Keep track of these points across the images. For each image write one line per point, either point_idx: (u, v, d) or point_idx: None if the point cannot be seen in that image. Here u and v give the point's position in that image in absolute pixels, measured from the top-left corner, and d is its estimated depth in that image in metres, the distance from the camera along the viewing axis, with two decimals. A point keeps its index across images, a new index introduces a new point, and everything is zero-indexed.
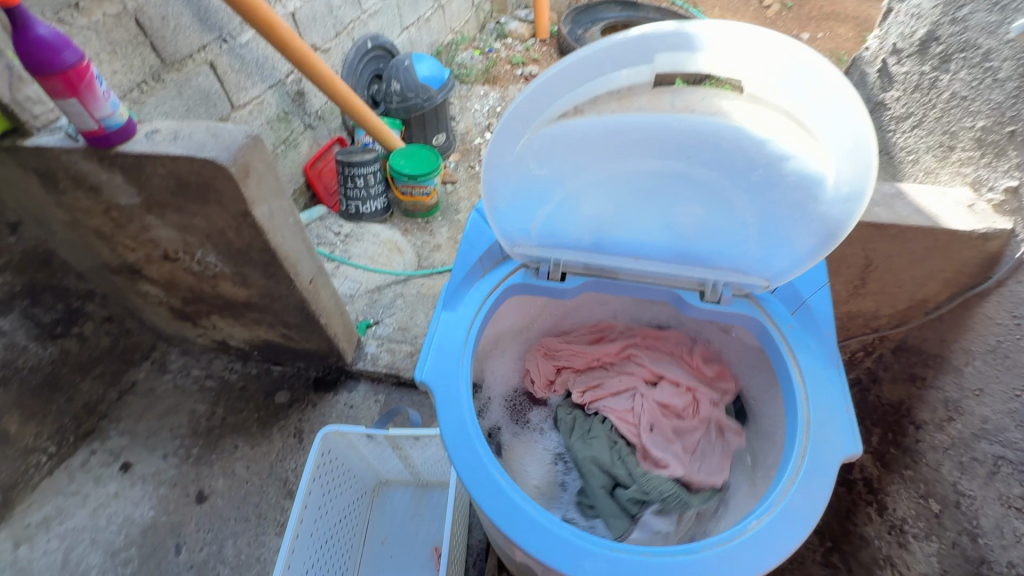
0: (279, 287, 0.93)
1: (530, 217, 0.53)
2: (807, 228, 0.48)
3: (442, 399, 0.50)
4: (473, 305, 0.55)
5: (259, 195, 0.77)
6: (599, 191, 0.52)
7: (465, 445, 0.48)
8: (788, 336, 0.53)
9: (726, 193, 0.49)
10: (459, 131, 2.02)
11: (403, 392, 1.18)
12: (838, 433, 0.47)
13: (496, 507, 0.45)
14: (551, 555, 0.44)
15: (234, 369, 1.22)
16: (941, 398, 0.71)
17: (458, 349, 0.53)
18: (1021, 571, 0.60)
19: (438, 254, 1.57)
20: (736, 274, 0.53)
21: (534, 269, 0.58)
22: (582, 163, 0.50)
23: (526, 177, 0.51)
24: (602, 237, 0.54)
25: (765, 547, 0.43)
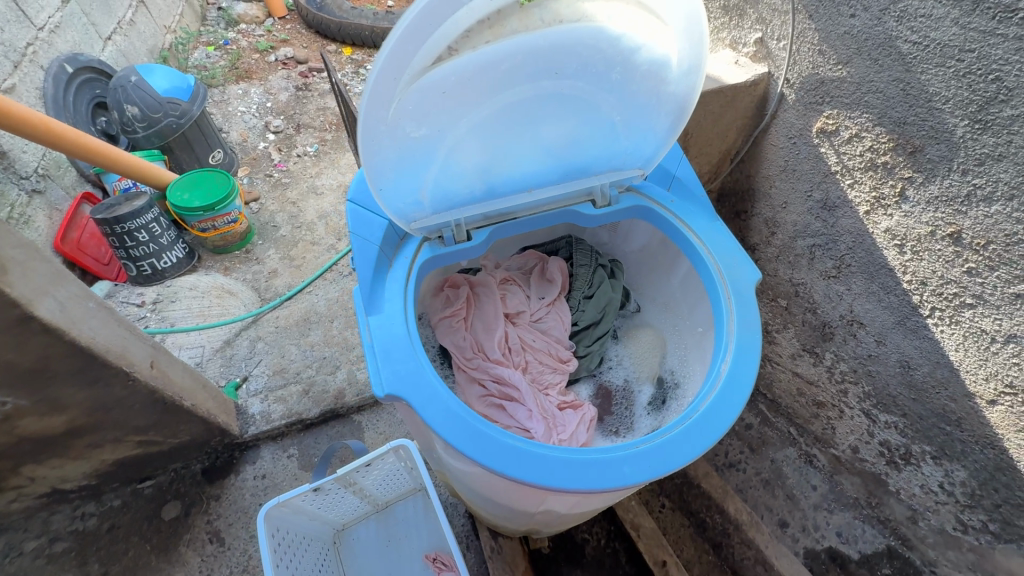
0: (113, 390, 0.73)
1: (420, 185, 0.52)
2: (662, 111, 0.53)
3: (419, 400, 0.45)
4: (397, 297, 0.51)
5: (32, 290, 0.58)
6: (479, 134, 0.51)
7: (465, 429, 0.44)
8: (674, 210, 0.60)
9: (594, 98, 0.52)
10: (234, 141, 1.75)
11: (315, 433, 1.06)
12: (742, 267, 0.55)
13: (529, 468, 0.43)
14: (594, 480, 0.43)
15: (86, 513, 0.96)
16: (762, 220, 0.89)
17: (407, 344, 0.48)
18: (850, 319, 0.80)
19: (278, 280, 1.39)
20: (615, 172, 0.59)
21: (439, 238, 0.56)
22: (458, 110, 0.48)
23: (404, 142, 0.47)
24: (491, 180, 0.55)
25: (739, 377, 0.49)
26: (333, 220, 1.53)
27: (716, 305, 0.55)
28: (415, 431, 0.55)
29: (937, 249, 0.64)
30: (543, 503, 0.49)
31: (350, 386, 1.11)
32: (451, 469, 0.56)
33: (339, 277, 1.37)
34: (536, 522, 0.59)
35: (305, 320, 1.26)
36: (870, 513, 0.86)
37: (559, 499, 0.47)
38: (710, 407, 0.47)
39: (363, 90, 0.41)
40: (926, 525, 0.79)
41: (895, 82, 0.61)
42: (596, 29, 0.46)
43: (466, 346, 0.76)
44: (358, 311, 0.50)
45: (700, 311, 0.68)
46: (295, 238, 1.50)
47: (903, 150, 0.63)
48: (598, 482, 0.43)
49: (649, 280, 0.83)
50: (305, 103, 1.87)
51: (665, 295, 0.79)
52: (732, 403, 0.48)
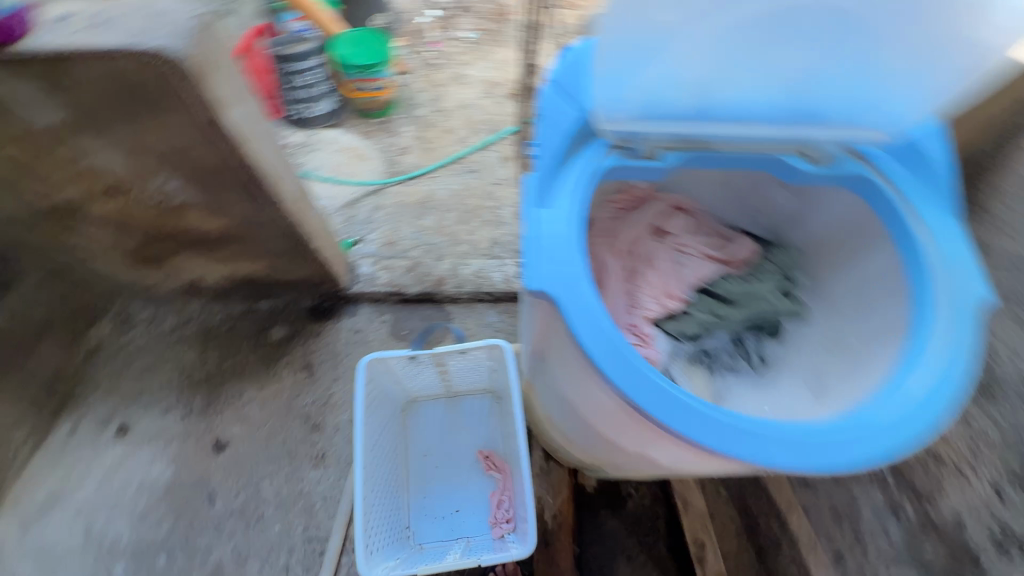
0: (263, 212, 0.80)
1: (638, 83, 0.56)
2: (943, 70, 0.54)
3: (573, 309, 0.47)
4: (571, 200, 0.53)
5: (228, 95, 0.62)
6: (715, 44, 0.53)
7: (605, 343, 0.47)
8: (906, 193, 0.62)
9: (848, 31, 0.53)
10: (398, 9, 1.74)
11: (409, 308, 1.12)
12: (973, 284, 0.55)
13: (655, 404, 0.45)
14: (722, 441, 0.45)
15: (213, 311, 1.10)
16: None
17: (572, 248, 0.50)
18: None
19: (408, 157, 1.41)
20: (832, 130, 0.62)
21: (626, 146, 0.62)
22: (710, 11, 0.50)
23: (646, 33, 0.52)
24: (707, 98, 0.58)
25: (910, 426, 0.49)
26: (472, 113, 1.51)
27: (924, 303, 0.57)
28: (531, 328, 0.59)
29: None
30: (644, 447, 0.52)
31: (451, 277, 1.14)
32: (553, 378, 0.58)
33: (463, 171, 1.37)
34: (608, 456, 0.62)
35: (424, 203, 1.30)
36: None
37: (669, 449, 0.49)
38: (858, 432, 0.49)
39: None
40: None
41: None
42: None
43: (599, 226, 0.81)
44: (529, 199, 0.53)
45: (881, 316, 0.65)
46: (431, 120, 1.50)
47: None
48: (730, 445, 0.45)
49: (812, 277, 0.81)
50: None
51: (827, 297, 0.76)
52: (881, 447, 0.48)
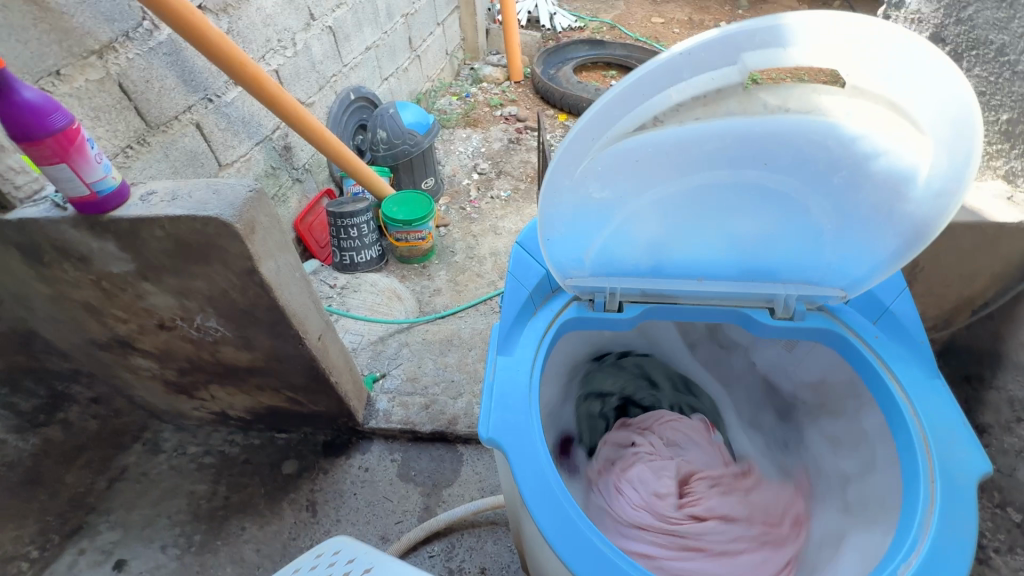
0: (286, 348, 0.87)
1: (585, 246, 0.52)
2: (891, 232, 0.47)
3: (519, 461, 0.45)
4: (530, 345, 0.52)
5: (265, 250, 0.72)
6: (653, 213, 0.50)
7: (556, 506, 0.43)
8: (877, 347, 0.52)
9: (799, 199, 0.49)
10: (445, 174, 2.02)
11: (421, 447, 1.10)
12: (964, 449, 0.45)
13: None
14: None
15: (234, 441, 1.14)
16: (1006, 398, 0.68)
17: (525, 397, 0.48)
18: None
19: (439, 298, 1.52)
20: (810, 287, 0.53)
21: (589, 301, 0.55)
22: (645, 182, 0.48)
23: (585, 200, 0.49)
24: (661, 259, 0.53)
25: None
26: (502, 259, 1.64)
27: (908, 470, 0.47)
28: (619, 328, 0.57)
29: None
30: None
31: (465, 416, 1.13)
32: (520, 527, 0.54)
33: (489, 312, 1.44)
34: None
35: (448, 341, 1.35)
36: None
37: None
38: None
39: (561, 146, 0.44)
40: None
41: None
42: (829, 125, 0.44)
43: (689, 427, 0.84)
44: (492, 345, 0.52)
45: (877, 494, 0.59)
46: (464, 265, 1.63)
47: None
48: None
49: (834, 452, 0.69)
50: (512, 155, 2.09)
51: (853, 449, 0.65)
52: None
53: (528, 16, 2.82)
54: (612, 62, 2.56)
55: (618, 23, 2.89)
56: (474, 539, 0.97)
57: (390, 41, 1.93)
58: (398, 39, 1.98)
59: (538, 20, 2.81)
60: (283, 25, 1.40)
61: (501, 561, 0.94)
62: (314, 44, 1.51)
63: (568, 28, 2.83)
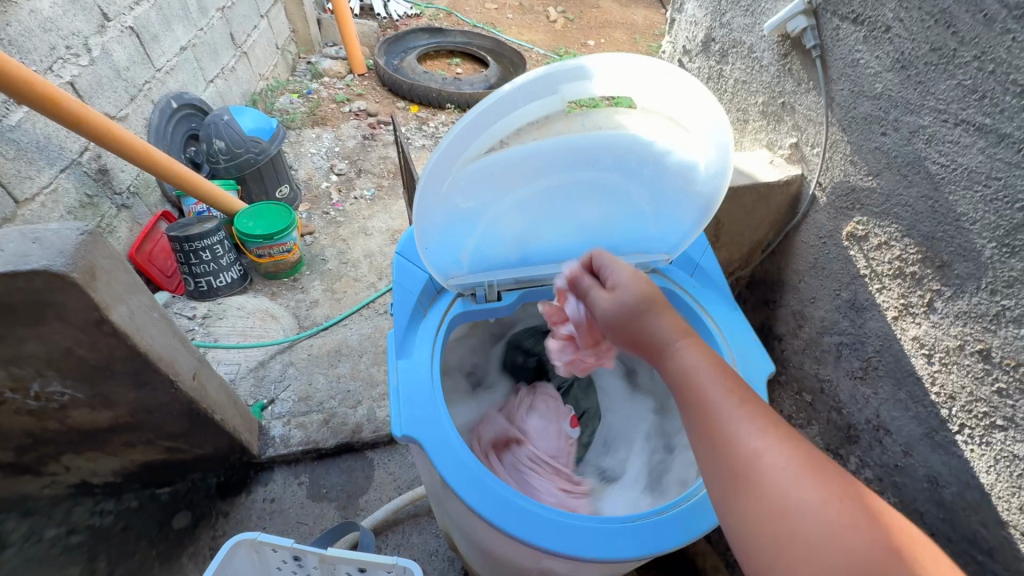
0: (156, 395, 0.80)
1: (460, 250, 0.58)
2: (690, 209, 0.58)
3: (433, 446, 0.47)
4: (426, 344, 0.55)
5: (113, 296, 0.66)
6: (512, 215, 0.57)
7: (474, 479, 0.46)
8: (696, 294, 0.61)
9: (626, 191, 0.57)
10: (300, 179, 1.91)
11: (328, 463, 1.09)
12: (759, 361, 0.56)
13: (530, 527, 0.44)
14: (585, 547, 0.44)
15: (104, 509, 1.00)
16: (790, 312, 0.90)
17: (428, 390, 0.51)
18: (876, 423, 0.80)
19: (318, 310, 1.47)
20: (642, 254, 0.62)
21: (472, 294, 0.61)
22: (501, 190, 0.54)
23: (454, 212, 0.54)
24: (526, 251, 0.61)
25: None
26: (378, 259, 1.63)
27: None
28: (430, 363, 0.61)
29: (966, 363, 0.65)
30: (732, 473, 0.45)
31: (368, 422, 1.13)
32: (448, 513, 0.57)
33: (374, 314, 1.44)
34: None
35: (336, 351, 1.32)
36: None
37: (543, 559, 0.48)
38: None
39: (424, 169, 0.48)
40: None
41: (924, 198, 0.63)
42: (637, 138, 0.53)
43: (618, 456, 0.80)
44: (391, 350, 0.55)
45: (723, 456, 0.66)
46: (340, 272, 1.59)
47: (932, 264, 0.65)
48: (584, 549, 0.44)
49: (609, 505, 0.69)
50: (369, 152, 2.04)
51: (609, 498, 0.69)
52: None
53: (361, 4, 2.73)
54: (455, 49, 2.60)
55: (454, 9, 2.92)
56: (399, 536, 1.00)
57: (209, 39, 1.74)
58: (218, 36, 1.80)
59: (373, 8, 2.73)
60: (69, 28, 1.20)
61: (428, 548, 0.99)
62: (114, 49, 1.32)
63: (405, 15, 2.79)
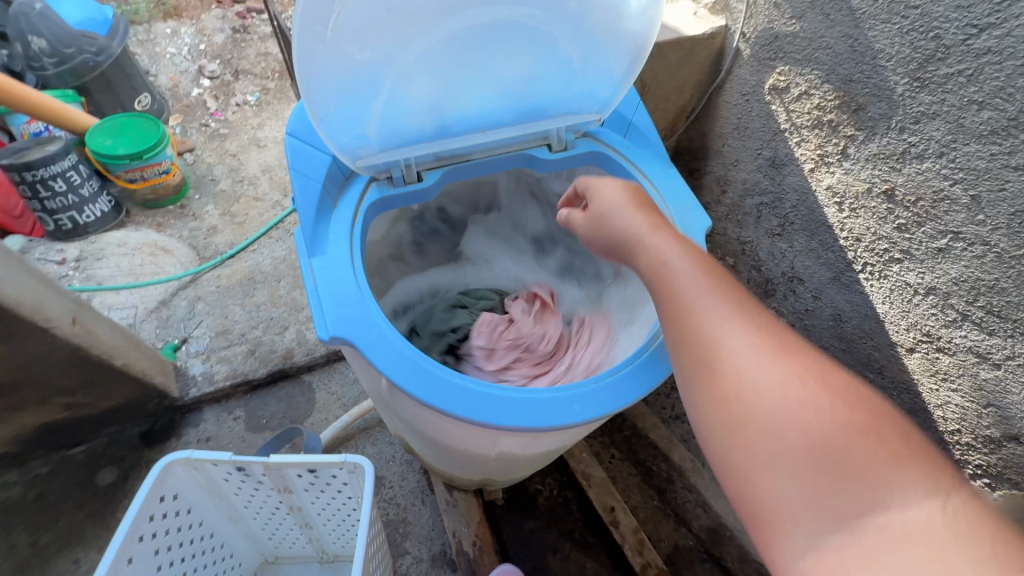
0: (29, 347, 0.68)
1: (365, 120, 0.49)
2: (622, 52, 0.51)
3: (367, 342, 0.43)
4: (342, 238, 0.48)
5: None
6: (421, 71, 0.48)
7: (418, 373, 0.42)
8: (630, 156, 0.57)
9: (551, 34, 0.50)
10: (163, 87, 1.61)
11: (263, 394, 1.03)
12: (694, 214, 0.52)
13: (480, 408, 0.41)
14: (545, 418, 0.42)
15: (10, 481, 0.90)
16: (714, 179, 0.91)
17: (354, 285, 0.45)
18: (791, 275, 0.85)
19: (218, 237, 1.30)
20: (572, 116, 0.57)
21: (388, 178, 0.54)
22: (403, 35, 0.45)
23: (348, 67, 0.45)
24: (444, 118, 0.53)
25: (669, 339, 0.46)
26: (279, 174, 1.45)
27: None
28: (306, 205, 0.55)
29: (872, 206, 0.68)
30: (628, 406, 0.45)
31: (299, 346, 1.07)
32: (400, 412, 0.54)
33: (285, 235, 1.30)
34: (781, 512, 0.35)
35: (249, 278, 1.20)
36: None
37: (502, 439, 0.46)
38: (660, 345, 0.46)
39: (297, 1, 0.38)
40: None
41: (844, 38, 0.63)
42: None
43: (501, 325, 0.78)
44: (302, 251, 0.48)
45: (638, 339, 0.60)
46: (236, 192, 1.40)
47: (848, 108, 0.66)
48: (543, 421, 0.42)
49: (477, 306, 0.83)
50: (244, 47, 1.73)
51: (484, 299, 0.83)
52: None
53: None
54: None
55: None
56: (353, 450, 0.99)
57: None
58: None
59: None
60: None
61: (385, 456, 0.99)
62: None
63: None
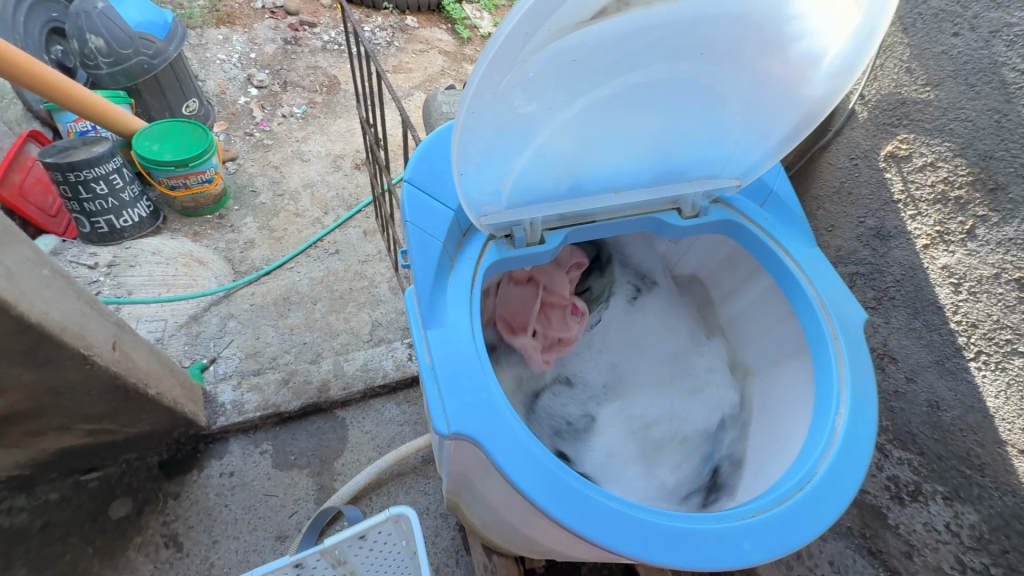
0: (66, 374, 0.62)
1: (503, 175, 0.44)
2: (785, 118, 0.47)
3: (501, 445, 0.39)
4: (462, 306, 0.44)
5: None
6: (576, 125, 0.44)
7: (556, 485, 0.38)
8: (769, 229, 0.54)
9: (720, 92, 0.46)
10: (210, 92, 1.58)
11: (293, 428, 0.96)
12: (849, 305, 0.50)
13: (631, 537, 0.38)
14: (709, 554, 0.39)
15: (15, 507, 0.83)
16: None
17: (479, 370, 0.41)
18: (882, 351, 0.78)
19: (255, 252, 1.26)
20: (710, 180, 0.52)
21: (508, 238, 0.48)
22: (572, 88, 0.41)
23: (507, 117, 0.40)
24: (582, 177, 0.48)
25: (848, 462, 0.44)
26: (320, 190, 1.40)
27: (815, 341, 0.50)
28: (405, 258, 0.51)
29: (998, 292, 0.62)
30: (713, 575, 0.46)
31: (335, 379, 0.99)
32: (493, 503, 0.48)
33: (324, 255, 1.25)
34: None
35: (285, 299, 1.14)
36: (861, 544, 0.82)
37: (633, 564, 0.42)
38: (831, 470, 0.43)
39: (488, 45, 0.33)
40: (921, 560, 0.76)
41: (990, 111, 0.57)
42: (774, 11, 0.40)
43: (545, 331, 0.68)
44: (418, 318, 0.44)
45: (776, 438, 0.57)
46: (275, 206, 1.36)
47: (982, 185, 0.60)
48: (709, 559, 0.38)
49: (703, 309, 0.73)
50: (294, 59, 1.72)
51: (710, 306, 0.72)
52: (854, 473, 0.43)
53: None
54: None
55: None
56: (384, 498, 0.91)
57: None
58: None
59: None
60: None
61: (418, 508, 0.91)
62: None
63: None
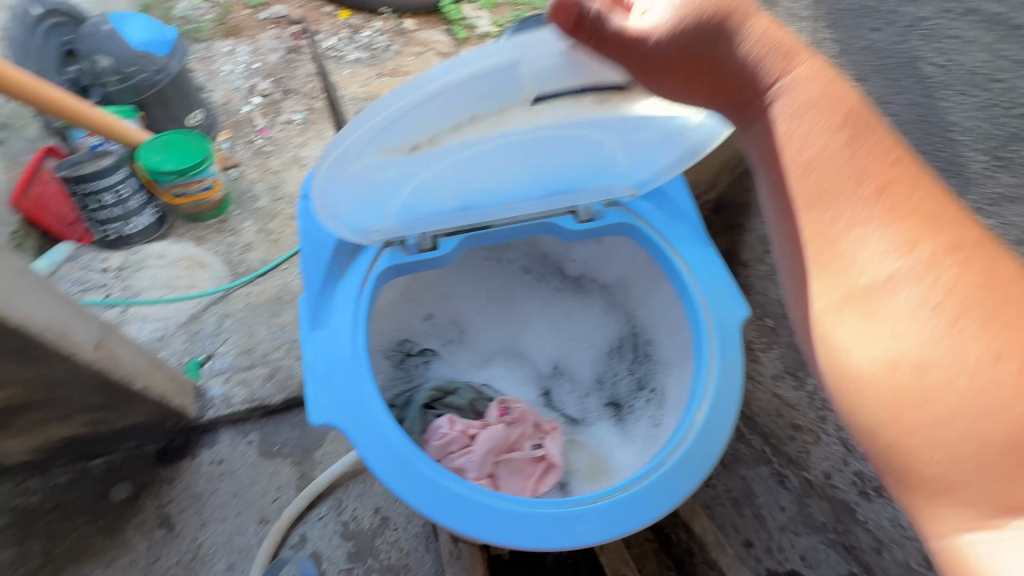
0: (53, 370, 0.70)
1: (386, 208, 0.63)
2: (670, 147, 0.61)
3: (362, 433, 0.53)
4: (350, 313, 0.60)
5: None
6: (442, 178, 0.61)
7: (400, 467, 0.52)
8: (663, 230, 0.65)
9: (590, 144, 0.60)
10: (217, 103, 1.67)
11: (277, 420, 1.02)
12: (732, 305, 0.60)
13: (453, 512, 0.51)
14: (529, 535, 0.51)
15: (30, 488, 0.92)
16: (757, 237, 0.86)
17: (352, 371, 0.56)
18: None
19: (252, 254, 1.33)
20: (607, 188, 0.67)
21: (401, 245, 0.66)
22: (430, 163, 0.58)
23: (376, 181, 0.58)
24: (465, 201, 0.65)
25: (695, 451, 0.53)
26: None
27: (698, 347, 0.60)
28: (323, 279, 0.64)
29: None
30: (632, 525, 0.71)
31: None
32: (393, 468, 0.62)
33: None
34: None
35: (277, 298, 1.21)
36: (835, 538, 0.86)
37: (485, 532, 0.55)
38: (676, 464, 0.53)
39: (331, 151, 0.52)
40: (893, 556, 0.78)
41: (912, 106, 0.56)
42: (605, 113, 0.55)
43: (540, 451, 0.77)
44: (308, 323, 0.59)
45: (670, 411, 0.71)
46: (273, 209, 1.43)
47: None
48: (531, 536, 0.50)
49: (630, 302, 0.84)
50: (295, 68, 1.78)
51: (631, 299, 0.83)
52: (696, 470, 0.53)
53: None
54: None
55: None
56: (361, 486, 0.96)
57: None
58: None
59: None
60: None
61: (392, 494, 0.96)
62: None
63: None
